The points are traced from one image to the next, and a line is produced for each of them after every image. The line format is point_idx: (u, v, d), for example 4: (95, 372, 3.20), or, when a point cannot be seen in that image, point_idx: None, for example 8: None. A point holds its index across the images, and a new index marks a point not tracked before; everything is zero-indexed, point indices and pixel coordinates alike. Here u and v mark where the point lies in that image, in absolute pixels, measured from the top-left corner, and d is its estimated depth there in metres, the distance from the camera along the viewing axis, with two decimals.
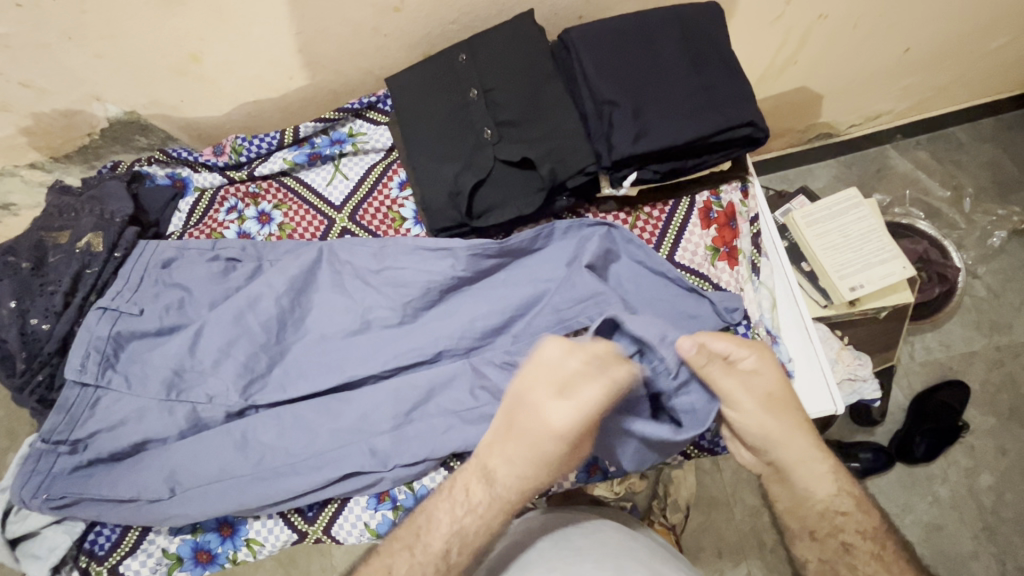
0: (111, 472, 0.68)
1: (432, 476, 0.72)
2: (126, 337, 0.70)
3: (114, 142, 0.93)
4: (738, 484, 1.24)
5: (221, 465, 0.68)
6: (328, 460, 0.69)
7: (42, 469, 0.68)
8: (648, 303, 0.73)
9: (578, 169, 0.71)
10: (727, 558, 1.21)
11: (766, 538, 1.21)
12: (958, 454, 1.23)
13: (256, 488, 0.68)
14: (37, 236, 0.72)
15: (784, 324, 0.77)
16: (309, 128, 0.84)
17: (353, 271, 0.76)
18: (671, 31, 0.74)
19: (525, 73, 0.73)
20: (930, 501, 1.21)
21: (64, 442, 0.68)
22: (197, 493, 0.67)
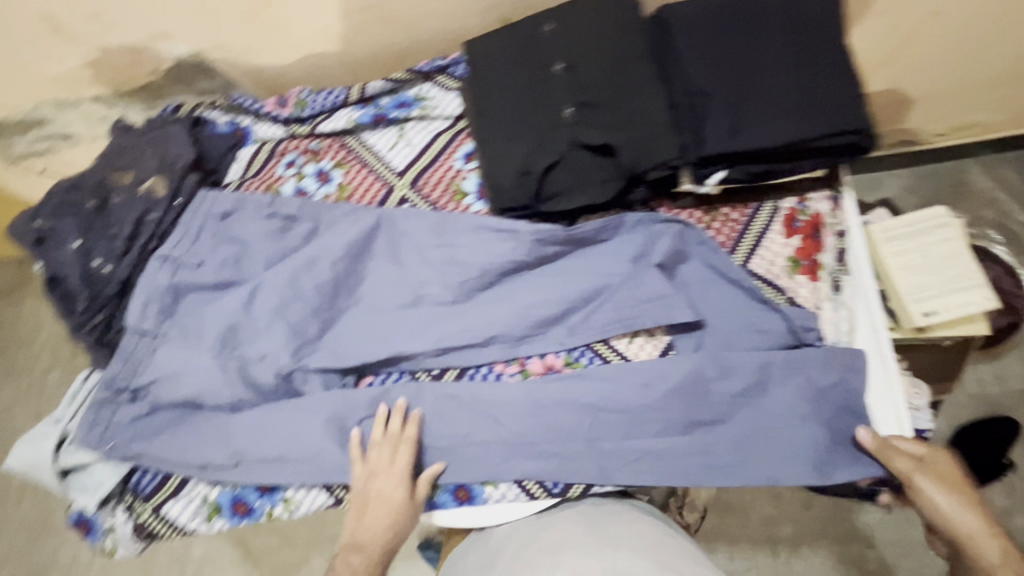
0: (166, 423, 0.69)
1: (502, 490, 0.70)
2: (184, 288, 0.70)
3: (176, 83, 0.91)
4: (759, 492, 1.22)
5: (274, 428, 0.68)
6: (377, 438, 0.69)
7: (104, 419, 0.69)
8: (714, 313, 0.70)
9: (662, 160, 0.65)
10: (738, 562, 1.20)
11: (782, 548, 1.19)
12: (997, 492, 1.17)
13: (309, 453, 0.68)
14: (102, 174, 0.72)
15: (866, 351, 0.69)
16: (377, 87, 0.82)
17: (409, 243, 0.73)
18: (779, 14, 0.66)
19: (616, 49, 0.67)
20: None
21: (125, 391, 0.69)
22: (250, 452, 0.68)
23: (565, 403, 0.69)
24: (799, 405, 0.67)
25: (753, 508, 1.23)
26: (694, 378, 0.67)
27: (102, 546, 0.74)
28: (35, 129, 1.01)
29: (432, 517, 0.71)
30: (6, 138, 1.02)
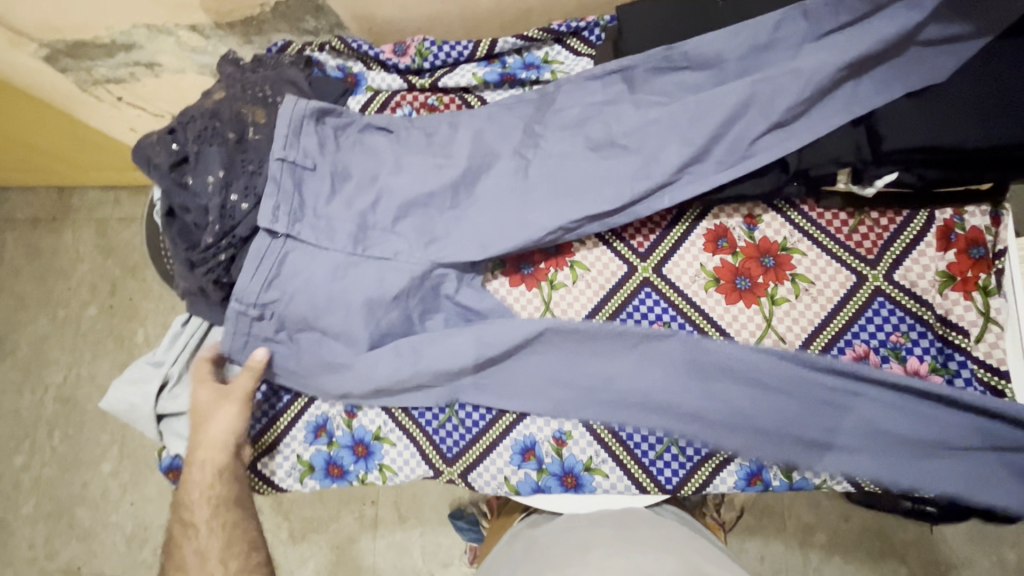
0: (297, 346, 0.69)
1: (612, 481, 0.68)
2: (309, 192, 0.68)
3: (283, 20, 0.86)
4: (798, 498, 1.20)
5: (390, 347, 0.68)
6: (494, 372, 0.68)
7: (241, 332, 0.67)
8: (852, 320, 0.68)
9: (831, 157, 0.62)
10: (769, 563, 1.18)
11: (814, 555, 1.18)
12: None
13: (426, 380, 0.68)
14: (236, 107, 0.68)
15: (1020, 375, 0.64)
16: (507, 44, 0.77)
17: (551, 157, 0.68)
18: None
19: (794, 29, 0.62)
20: (995, 561, 1.14)
21: (253, 306, 0.66)
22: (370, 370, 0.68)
23: (701, 388, 0.64)
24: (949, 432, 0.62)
25: (792, 514, 1.21)
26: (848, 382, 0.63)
27: None
28: (121, 54, 0.96)
29: (539, 500, 0.70)
30: (89, 60, 0.97)
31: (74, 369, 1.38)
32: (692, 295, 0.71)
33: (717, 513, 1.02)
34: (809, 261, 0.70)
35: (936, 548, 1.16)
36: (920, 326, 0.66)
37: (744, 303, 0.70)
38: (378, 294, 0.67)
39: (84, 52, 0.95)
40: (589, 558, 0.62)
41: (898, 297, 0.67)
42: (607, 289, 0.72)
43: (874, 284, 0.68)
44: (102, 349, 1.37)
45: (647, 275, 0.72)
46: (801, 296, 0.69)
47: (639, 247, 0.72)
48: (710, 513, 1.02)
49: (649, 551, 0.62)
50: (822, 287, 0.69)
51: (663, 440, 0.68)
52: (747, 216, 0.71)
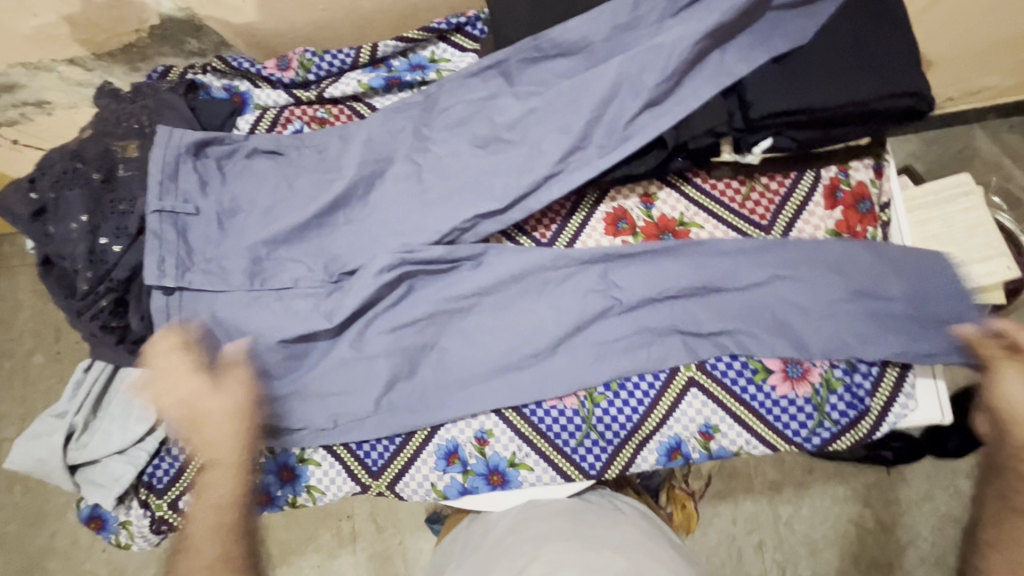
0: None
1: (537, 473, 0.69)
2: (196, 237, 0.67)
3: (163, 43, 0.83)
4: (761, 459, 1.23)
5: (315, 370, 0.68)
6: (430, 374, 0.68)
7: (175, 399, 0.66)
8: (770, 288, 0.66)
9: (706, 129, 0.63)
10: (741, 524, 1.21)
11: (783, 511, 1.21)
12: None
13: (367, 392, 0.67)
14: (104, 144, 0.67)
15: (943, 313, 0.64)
16: (388, 47, 0.75)
17: (438, 159, 0.68)
18: None
19: (652, 7, 0.63)
20: (951, 492, 1.19)
21: None
22: (296, 395, 0.67)
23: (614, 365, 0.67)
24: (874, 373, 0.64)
25: (757, 472, 1.23)
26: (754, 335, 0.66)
27: (117, 540, 0.70)
28: (8, 95, 0.92)
29: (468, 502, 0.70)
30: None
31: (24, 424, 1.34)
32: None
33: (685, 484, 1.03)
34: (707, 234, 0.70)
35: (896, 488, 1.20)
36: None
37: None
38: (285, 321, 0.66)
39: None
40: (538, 556, 0.59)
41: None
42: None
43: None
44: (50, 400, 1.34)
45: None
46: None
47: (542, 238, 0.72)
48: (678, 485, 1.04)
49: (602, 550, 0.59)
50: None
51: (581, 423, 0.68)
52: (643, 196, 0.72)
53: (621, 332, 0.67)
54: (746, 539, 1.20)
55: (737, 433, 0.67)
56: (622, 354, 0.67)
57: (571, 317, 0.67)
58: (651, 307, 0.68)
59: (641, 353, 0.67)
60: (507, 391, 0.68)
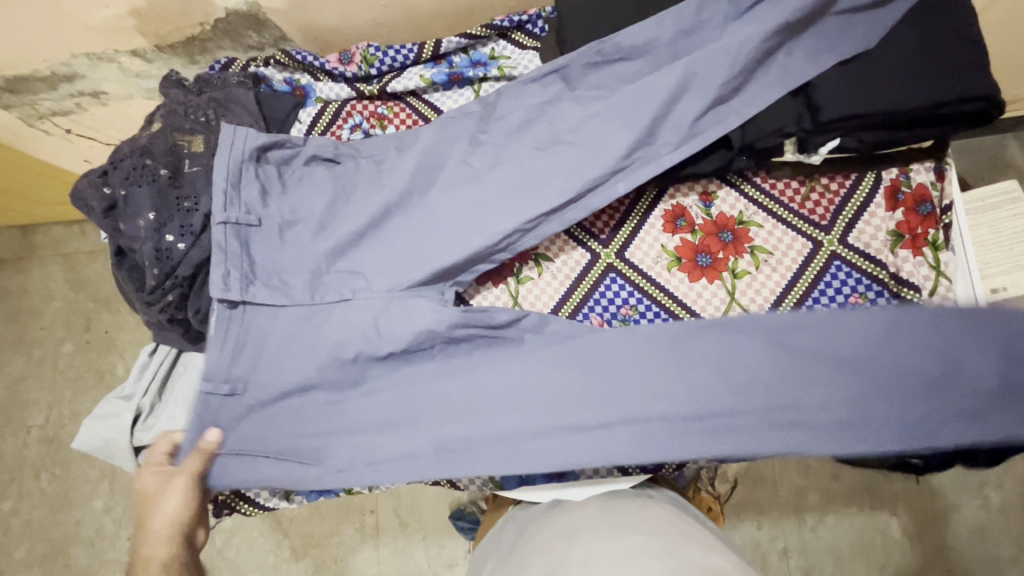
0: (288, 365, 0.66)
1: None
2: (257, 249, 0.67)
3: (224, 37, 0.85)
4: (789, 465, 1.23)
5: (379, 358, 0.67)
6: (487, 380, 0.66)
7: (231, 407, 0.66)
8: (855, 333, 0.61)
9: (773, 130, 0.64)
10: (767, 530, 1.21)
11: (808, 518, 1.21)
12: (1019, 464, 1.18)
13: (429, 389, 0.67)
14: (171, 139, 0.68)
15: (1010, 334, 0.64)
16: (452, 44, 0.76)
17: (503, 154, 0.69)
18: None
19: (718, 11, 0.64)
20: (980, 504, 1.18)
21: (224, 381, 0.66)
22: (361, 384, 0.68)
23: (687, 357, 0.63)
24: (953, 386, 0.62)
25: (783, 478, 1.23)
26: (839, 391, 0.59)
27: None
28: (64, 85, 0.94)
29: (524, 492, 0.71)
30: (32, 94, 0.95)
31: (56, 410, 1.36)
32: (655, 276, 0.72)
33: (712, 487, 1.05)
34: (766, 233, 0.71)
35: (924, 497, 1.19)
36: (877, 286, 0.68)
37: (707, 280, 0.71)
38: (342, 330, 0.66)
39: (26, 87, 0.93)
40: (576, 542, 0.61)
41: (853, 259, 0.69)
42: (573, 278, 0.73)
43: (830, 249, 0.70)
44: (82, 388, 1.35)
45: (611, 261, 0.73)
46: (761, 267, 0.71)
47: (600, 236, 0.73)
48: (705, 488, 1.05)
49: (635, 534, 0.61)
50: (781, 256, 0.70)
51: None
52: (703, 193, 0.72)
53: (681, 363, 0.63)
54: (771, 544, 1.20)
55: None
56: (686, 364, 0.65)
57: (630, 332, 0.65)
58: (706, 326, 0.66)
59: (700, 361, 0.65)
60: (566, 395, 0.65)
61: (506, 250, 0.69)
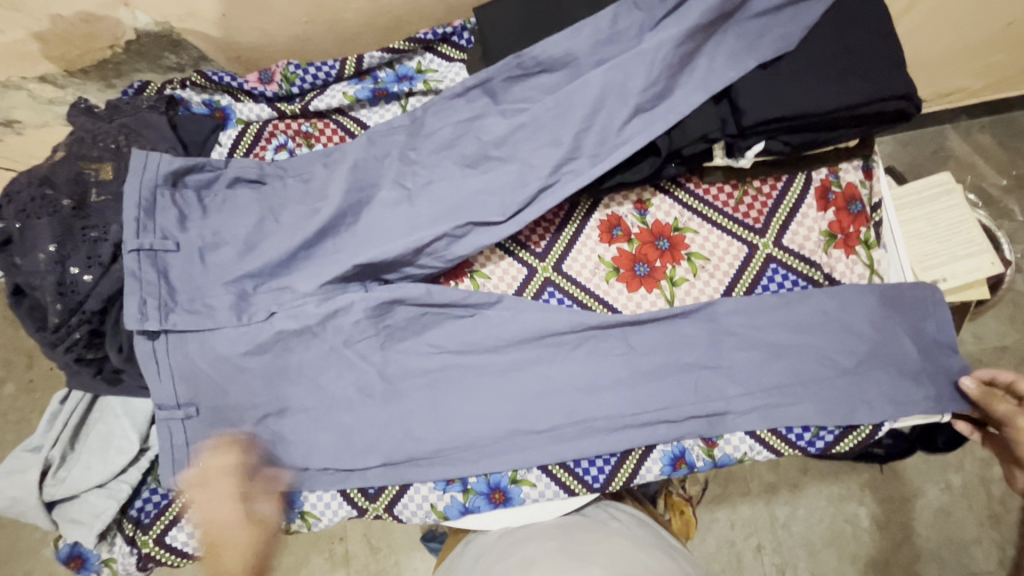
0: (222, 404, 0.64)
1: (540, 489, 0.68)
2: (176, 275, 0.63)
3: (139, 58, 0.80)
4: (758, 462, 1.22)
5: (314, 391, 0.66)
6: (437, 391, 0.67)
7: (176, 441, 0.64)
8: (776, 347, 0.66)
9: (700, 135, 0.63)
10: (740, 528, 1.19)
11: (780, 514, 1.20)
12: (976, 444, 1.21)
13: (372, 413, 0.66)
14: (76, 167, 0.62)
15: (925, 341, 0.67)
16: (374, 58, 0.74)
17: (429, 171, 0.67)
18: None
19: (633, 21, 0.63)
20: (943, 488, 1.20)
21: (175, 408, 0.64)
22: (298, 416, 0.66)
23: (616, 370, 0.67)
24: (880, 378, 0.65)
25: (753, 475, 1.22)
26: (768, 378, 0.65)
27: None
28: None
29: (468, 522, 0.68)
30: None
31: None
32: (594, 287, 0.70)
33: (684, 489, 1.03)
34: (702, 239, 0.70)
35: (889, 484, 1.20)
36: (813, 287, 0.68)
37: (646, 289, 0.70)
38: (274, 348, 0.64)
39: None
40: None
41: (789, 261, 0.69)
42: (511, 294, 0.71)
43: (765, 252, 0.69)
44: (21, 430, 1.27)
45: (548, 275, 0.71)
46: (698, 274, 0.70)
47: (536, 249, 0.71)
48: (676, 490, 1.03)
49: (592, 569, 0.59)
50: (717, 262, 0.70)
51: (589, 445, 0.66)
52: (638, 202, 0.71)
53: (621, 361, 0.67)
54: (745, 543, 1.19)
55: (737, 440, 0.68)
56: (619, 371, 0.67)
57: (572, 335, 0.68)
58: (645, 330, 0.68)
59: (630, 369, 0.67)
60: (509, 411, 0.66)
61: (434, 254, 0.67)
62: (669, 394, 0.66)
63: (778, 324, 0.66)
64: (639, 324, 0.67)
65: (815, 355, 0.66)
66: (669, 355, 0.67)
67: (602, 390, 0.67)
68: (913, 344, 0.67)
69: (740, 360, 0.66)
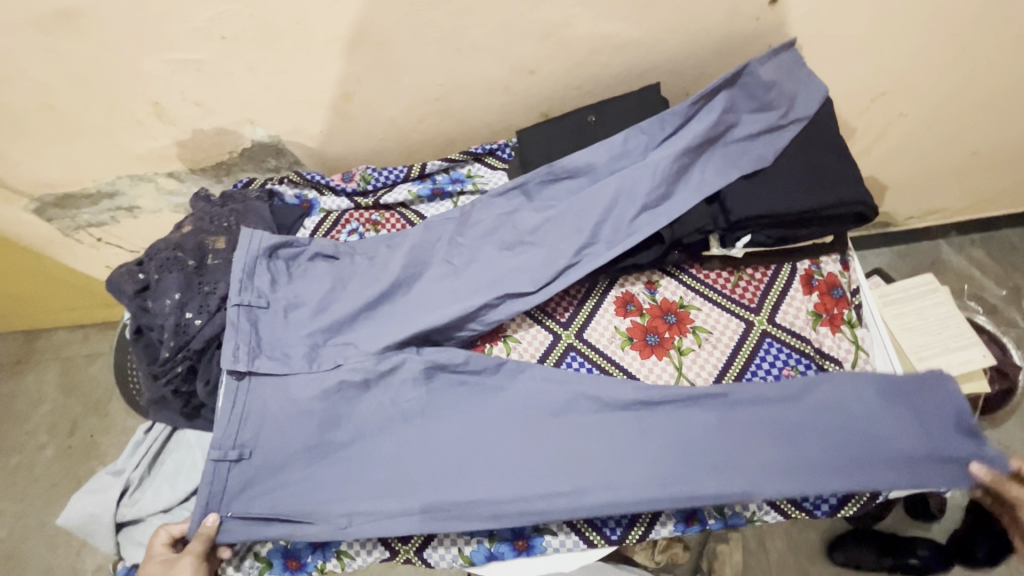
0: (279, 448, 0.71)
1: (562, 540, 0.72)
2: (264, 327, 0.76)
3: (248, 161, 1.01)
4: (786, 567, 1.19)
5: (363, 440, 0.73)
6: (471, 449, 0.73)
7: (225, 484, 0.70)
8: (781, 417, 0.72)
9: (697, 227, 0.77)
10: None
11: None
12: None
13: (412, 466, 0.72)
14: (200, 238, 0.79)
15: (940, 426, 0.71)
16: (435, 166, 0.93)
17: (474, 253, 0.82)
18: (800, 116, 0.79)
19: (638, 142, 0.80)
20: None
21: (235, 450, 0.71)
22: (345, 464, 0.72)
23: (635, 435, 0.73)
24: (888, 456, 0.70)
25: None
26: (777, 447, 0.71)
27: None
28: (105, 201, 1.09)
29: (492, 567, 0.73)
30: (75, 208, 1.10)
31: None
32: (611, 353, 0.81)
33: None
34: (705, 315, 0.81)
35: None
36: (805, 359, 0.78)
37: (656, 356, 0.80)
38: (335, 397, 0.73)
39: (71, 201, 1.08)
40: None
41: (782, 335, 0.79)
42: (539, 356, 0.81)
43: (761, 327, 0.80)
44: None
45: (571, 341, 0.82)
46: (703, 345, 0.80)
47: (561, 319, 0.83)
48: None
49: None
50: (719, 334, 0.80)
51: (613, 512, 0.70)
52: (648, 282, 0.84)
53: (637, 425, 0.74)
54: None
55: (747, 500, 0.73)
56: (637, 436, 0.73)
57: (594, 400, 0.76)
58: (660, 397, 0.75)
59: (645, 434, 0.73)
60: (536, 469, 0.72)
61: (477, 319, 0.79)
62: (683, 457, 0.71)
63: (779, 399, 0.73)
64: (656, 391, 0.75)
65: (821, 428, 0.71)
66: (683, 422, 0.74)
67: (624, 452, 0.73)
68: (919, 425, 0.71)
69: (751, 428, 0.72)
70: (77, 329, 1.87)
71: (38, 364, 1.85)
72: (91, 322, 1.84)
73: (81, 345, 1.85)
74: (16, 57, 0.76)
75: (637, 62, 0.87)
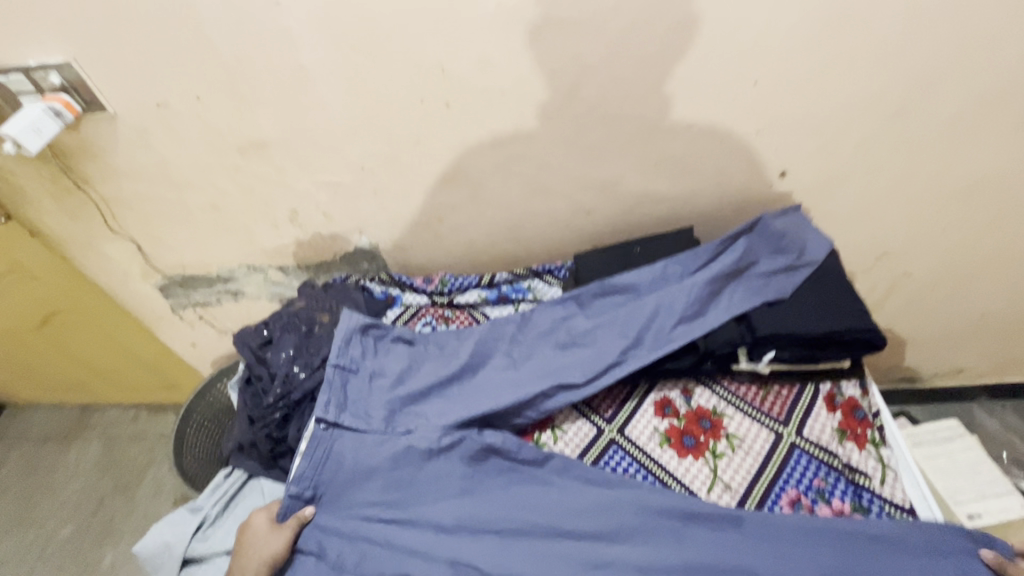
0: (342, 500, 0.82)
1: None
2: (352, 388, 0.88)
3: (347, 263, 1.22)
4: None
5: (418, 506, 0.80)
6: (510, 532, 0.79)
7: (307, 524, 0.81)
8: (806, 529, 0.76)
9: (727, 341, 0.90)
10: None
11: None
12: None
13: (456, 539, 0.78)
14: (312, 312, 0.97)
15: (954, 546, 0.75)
16: (502, 277, 1.11)
17: (532, 348, 0.96)
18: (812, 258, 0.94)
19: (675, 269, 0.98)
20: None
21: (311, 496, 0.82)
22: (399, 528, 0.79)
23: (670, 531, 0.77)
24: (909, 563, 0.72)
25: None
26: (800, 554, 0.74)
27: None
28: (219, 284, 1.30)
29: None
30: (193, 289, 1.32)
31: None
32: (650, 450, 0.88)
33: None
34: (736, 423, 0.89)
35: None
36: (834, 472, 0.83)
37: (693, 457, 0.87)
38: (403, 460, 0.82)
39: (192, 283, 1.30)
40: None
41: (810, 448, 0.86)
42: (584, 445, 0.89)
43: (790, 438, 0.87)
44: None
45: (614, 436, 0.90)
46: (736, 450, 0.87)
47: (605, 414, 0.92)
48: None
49: None
50: (751, 442, 0.87)
51: None
52: (684, 390, 0.94)
53: (676, 526, 0.77)
54: None
55: None
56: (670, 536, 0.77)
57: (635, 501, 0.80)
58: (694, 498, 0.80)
59: (678, 536, 0.77)
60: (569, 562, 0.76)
61: (534, 408, 0.90)
62: (709, 561, 0.74)
63: (810, 529, 0.76)
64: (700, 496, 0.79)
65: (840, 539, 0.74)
66: (713, 530, 0.77)
67: (660, 546, 0.76)
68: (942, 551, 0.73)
69: (776, 537, 0.76)
70: (129, 409, 1.98)
71: (84, 439, 1.93)
72: (144, 403, 1.96)
73: (128, 425, 1.94)
74: (210, 168, 1.03)
75: (674, 211, 1.08)
